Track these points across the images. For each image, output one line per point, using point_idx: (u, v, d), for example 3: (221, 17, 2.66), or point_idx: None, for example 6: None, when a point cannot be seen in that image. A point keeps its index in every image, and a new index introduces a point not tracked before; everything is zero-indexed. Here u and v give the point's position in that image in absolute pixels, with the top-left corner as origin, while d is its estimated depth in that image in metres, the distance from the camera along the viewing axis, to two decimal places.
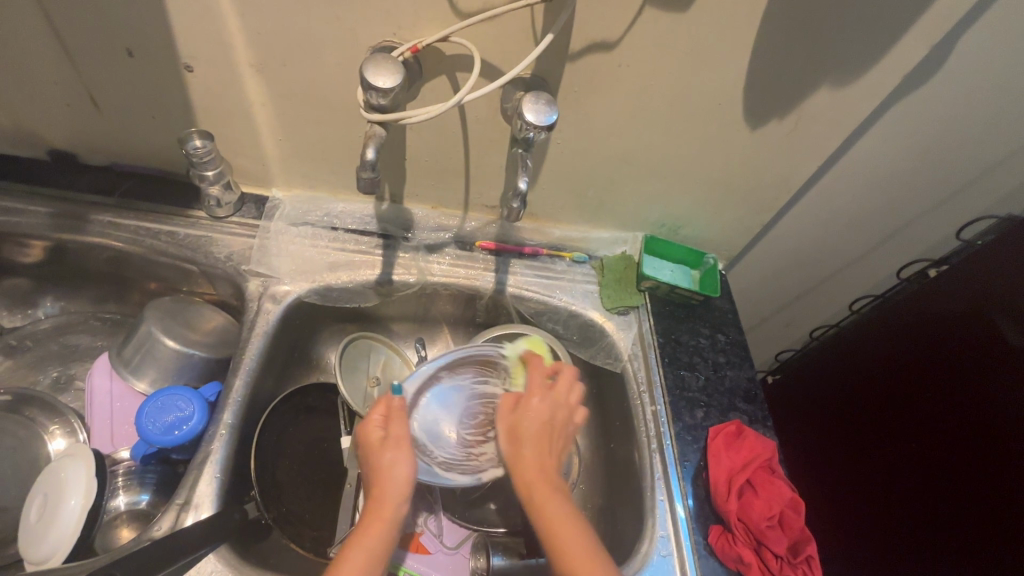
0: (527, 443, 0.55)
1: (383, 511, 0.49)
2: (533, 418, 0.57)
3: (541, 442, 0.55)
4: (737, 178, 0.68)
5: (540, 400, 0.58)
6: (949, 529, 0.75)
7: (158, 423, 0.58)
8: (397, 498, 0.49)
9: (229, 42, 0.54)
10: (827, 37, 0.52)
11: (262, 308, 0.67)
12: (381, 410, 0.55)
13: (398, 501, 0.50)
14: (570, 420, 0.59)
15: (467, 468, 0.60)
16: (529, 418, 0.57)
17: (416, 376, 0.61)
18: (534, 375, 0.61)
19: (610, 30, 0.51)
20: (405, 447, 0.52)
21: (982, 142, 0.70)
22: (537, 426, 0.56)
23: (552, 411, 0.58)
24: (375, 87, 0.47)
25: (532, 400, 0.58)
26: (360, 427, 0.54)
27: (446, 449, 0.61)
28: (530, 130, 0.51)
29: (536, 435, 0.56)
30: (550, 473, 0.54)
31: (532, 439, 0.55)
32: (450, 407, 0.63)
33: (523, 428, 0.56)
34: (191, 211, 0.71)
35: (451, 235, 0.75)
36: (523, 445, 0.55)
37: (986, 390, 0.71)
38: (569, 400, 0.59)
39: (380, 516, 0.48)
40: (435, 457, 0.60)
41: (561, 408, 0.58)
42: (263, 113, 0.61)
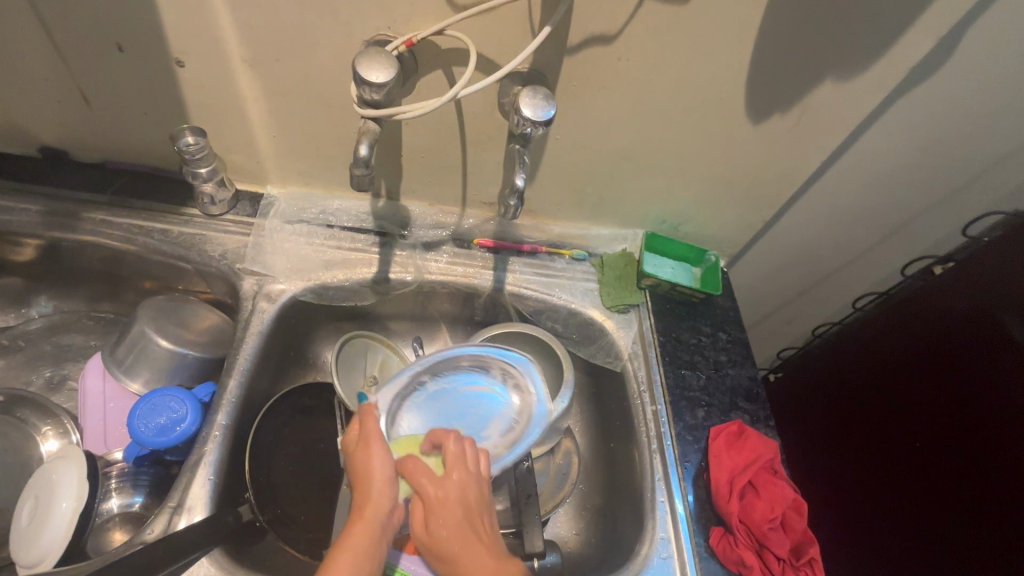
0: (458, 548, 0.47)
1: (365, 511, 0.48)
2: (450, 517, 0.49)
3: (469, 540, 0.48)
4: (739, 174, 0.67)
5: (442, 493, 0.50)
6: (953, 530, 0.74)
7: (150, 425, 0.57)
8: (377, 497, 0.49)
9: (220, 37, 0.53)
10: (832, 30, 0.51)
11: (256, 307, 0.66)
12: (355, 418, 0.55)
13: (379, 500, 0.49)
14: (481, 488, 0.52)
15: None
16: (444, 522, 0.48)
17: (393, 385, 0.58)
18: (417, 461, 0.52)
19: (609, 24, 0.50)
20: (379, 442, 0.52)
21: (990, 137, 0.69)
22: (455, 523, 0.49)
23: (461, 493, 0.51)
24: (369, 82, 0.46)
25: (436, 497, 0.49)
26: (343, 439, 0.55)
27: None
28: (527, 126, 0.50)
29: (462, 534, 0.48)
30: (495, 563, 0.47)
31: (460, 541, 0.48)
32: (438, 404, 0.61)
33: (446, 542, 0.47)
34: (184, 209, 0.70)
35: (449, 233, 0.74)
36: (457, 554, 0.47)
37: (991, 390, 0.70)
38: (468, 472, 0.52)
39: (360, 516, 0.48)
40: None
41: (470, 485, 0.51)
42: (256, 108, 0.60)
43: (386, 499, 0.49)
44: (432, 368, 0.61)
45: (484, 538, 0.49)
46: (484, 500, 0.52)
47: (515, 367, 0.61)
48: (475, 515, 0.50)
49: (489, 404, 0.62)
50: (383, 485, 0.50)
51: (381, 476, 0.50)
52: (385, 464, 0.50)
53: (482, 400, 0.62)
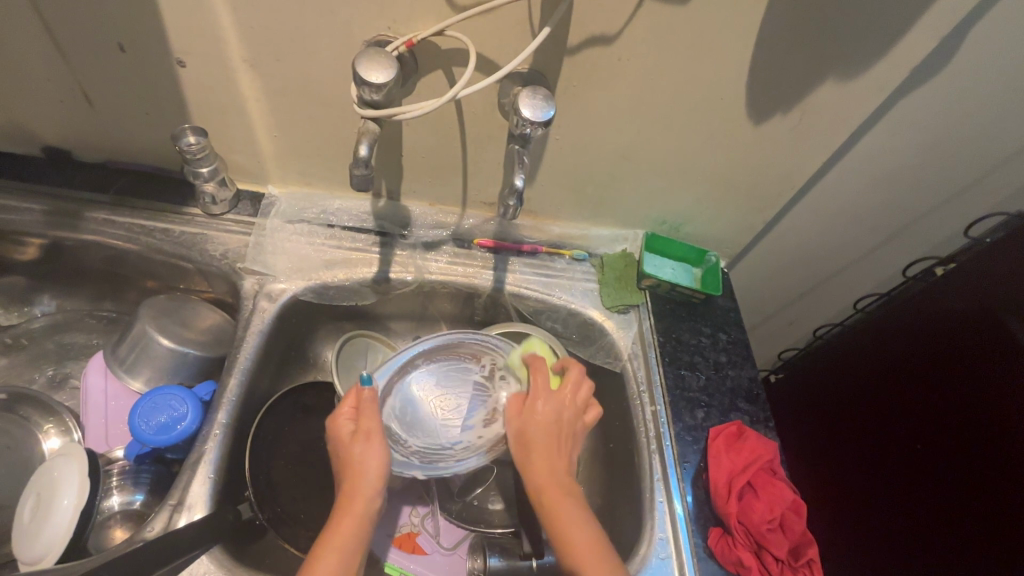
0: (538, 451, 0.55)
1: (354, 507, 0.49)
2: (546, 425, 0.56)
3: (551, 448, 0.55)
4: (739, 175, 0.67)
5: (545, 404, 0.57)
6: (951, 531, 0.74)
7: (151, 423, 0.57)
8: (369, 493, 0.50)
9: (222, 37, 0.53)
10: (832, 30, 0.51)
11: (257, 307, 0.67)
12: (350, 401, 0.55)
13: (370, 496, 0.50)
14: (579, 421, 0.58)
15: (443, 459, 0.59)
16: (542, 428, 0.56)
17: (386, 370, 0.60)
18: (538, 375, 0.59)
19: (609, 24, 0.50)
20: (376, 438, 0.52)
21: (991, 137, 0.68)
22: (548, 433, 0.56)
23: (561, 414, 0.57)
24: (368, 82, 0.47)
25: (538, 404, 0.57)
26: (331, 420, 0.55)
27: (421, 437, 0.59)
28: (526, 126, 0.50)
29: (551, 444, 0.55)
30: (565, 478, 0.54)
31: (544, 446, 0.55)
32: (427, 391, 0.62)
33: (533, 438, 0.55)
34: (186, 209, 0.70)
35: (449, 233, 0.75)
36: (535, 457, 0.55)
37: (991, 391, 0.70)
38: (575, 403, 0.58)
39: (351, 511, 0.49)
40: (410, 446, 0.58)
41: (570, 416, 0.58)
42: (258, 108, 0.60)
43: (373, 498, 0.50)
44: (426, 354, 0.62)
45: (566, 456, 0.55)
46: (577, 425, 0.58)
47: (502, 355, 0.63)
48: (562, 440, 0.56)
49: (478, 396, 0.62)
50: (376, 480, 0.51)
51: (373, 472, 0.51)
52: (381, 457, 0.52)
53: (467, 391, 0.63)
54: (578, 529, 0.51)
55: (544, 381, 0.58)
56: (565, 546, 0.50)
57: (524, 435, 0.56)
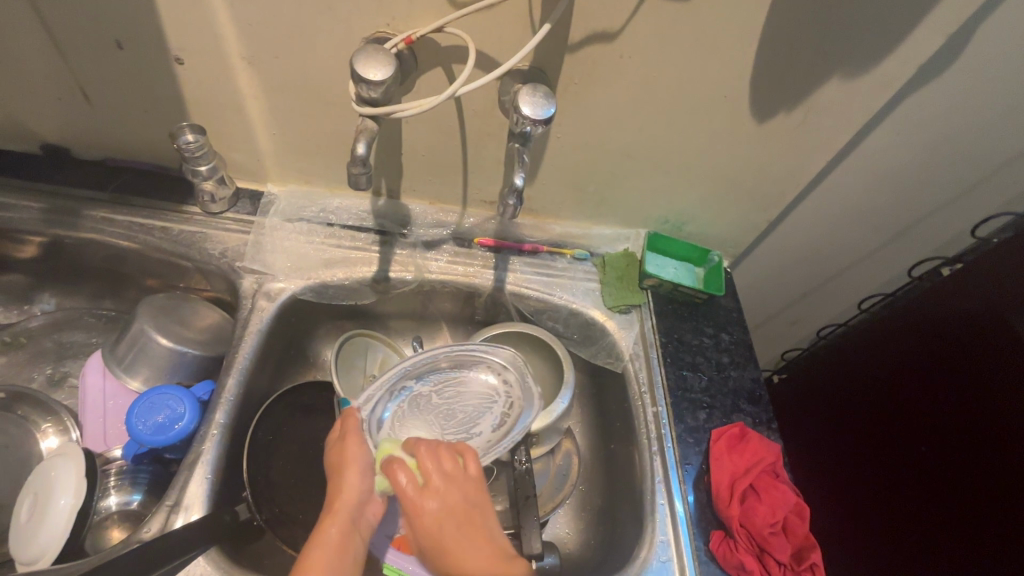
0: (451, 548, 0.46)
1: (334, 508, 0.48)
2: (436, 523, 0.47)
3: (460, 542, 0.46)
4: (742, 174, 0.66)
5: (430, 503, 0.48)
6: (957, 536, 0.73)
7: (149, 423, 0.57)
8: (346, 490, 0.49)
9: (220, 34, 0.52)
10: (838, 27, 0.50)
11: (256, 306, 0.66)
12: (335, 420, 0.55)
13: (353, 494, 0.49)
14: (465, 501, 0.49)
15: None
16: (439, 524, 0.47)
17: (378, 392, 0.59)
18: (401, 474, 0.49)
19: (610, 21, 0.50)
20: (357, 437, 0.53)
21: (1000, 136, 0.67)
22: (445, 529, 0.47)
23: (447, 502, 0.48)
24: (366, 80, 0.46)
25: (426, 503, 0.48)
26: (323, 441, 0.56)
27: None
28: (526, 124, 0.50)
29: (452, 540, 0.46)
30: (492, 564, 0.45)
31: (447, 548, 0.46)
32: (425, 409, 0.62)
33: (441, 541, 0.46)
34: (185, 207, 0.70)
35: (450, 232, 0.74)
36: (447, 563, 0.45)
37: (996, 392, 0.69)
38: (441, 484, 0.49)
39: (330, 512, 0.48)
40: None
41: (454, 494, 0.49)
42: (256, 106, 0.60)
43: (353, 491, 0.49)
44: (417, 373, 0.62)
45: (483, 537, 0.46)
46: (475, 500, 0.49)
47: (494, 360, 0.63)
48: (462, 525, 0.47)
49: (480, 405, 0.63)
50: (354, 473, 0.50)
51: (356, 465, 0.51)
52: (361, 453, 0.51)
53: (468, 400, 0.63)
54: None
55: (406, 479, 0.49)
56: None
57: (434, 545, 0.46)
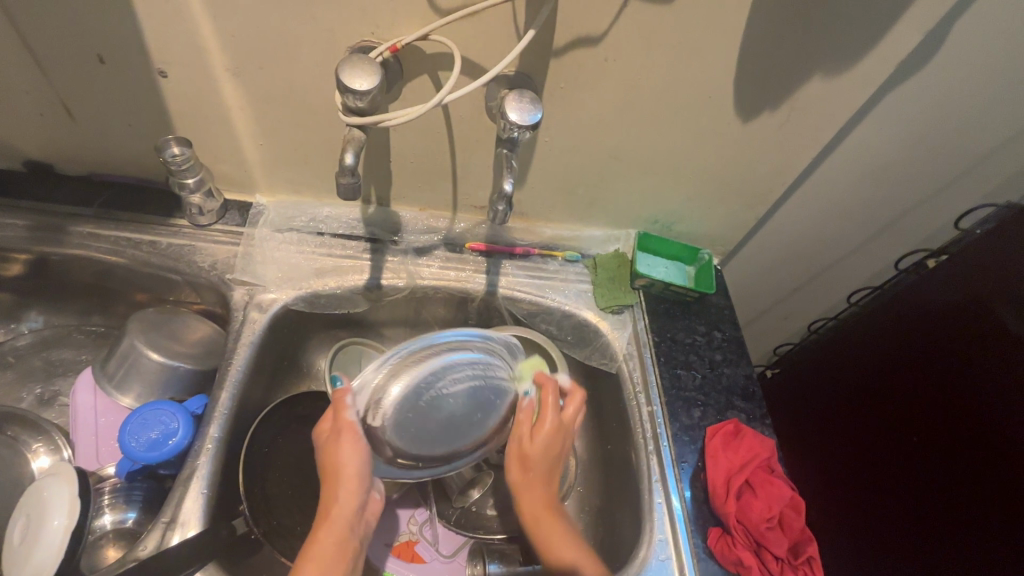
0: (539, 473, 0.57)
1: (330, 514, 0.50)
2: (550, 441, 0.58)
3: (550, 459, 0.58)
4: (729, 173, 0.67)
5: (552, 420, 0.58)
6: (949, 524, 0.74)
7: (142, 439, 0.56)
8: (349, 497, 0.51)
9: (204, 47, 0.52)
10: (818, 26, 0.51)
11: (247, 317, 0.66)
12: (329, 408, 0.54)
13: (350, 488, 0.51)
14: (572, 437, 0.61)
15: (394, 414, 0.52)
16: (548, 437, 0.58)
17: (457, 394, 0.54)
18: (546, 390, 0.59)
19: (595, 25, 0.50)
20: (348, 438, 0.51)
21: (978, 130, 0.69)
22: (548, 448, 0.57)
23: (564, 430, 0.59)
24: (352, 90, 0.46)
25: (546, 420, 0.58)
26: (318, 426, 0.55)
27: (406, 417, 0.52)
28: (514, 130, 0.50)
29: (548, 465, 0.58)
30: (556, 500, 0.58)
31: (542, 466, 0.57)
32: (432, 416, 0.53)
33: (538, 462, 0.57)
34: (173, 220, 0.69)
35: (441, 237, 0.74)
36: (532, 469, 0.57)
37: (983, 381, 0.70)
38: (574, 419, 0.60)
39: (327, 514, 0.50)
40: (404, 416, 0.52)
41: (572, 429, 0.60)
42: (242, 118, 0.60)
43: (356, 498, 0.51)
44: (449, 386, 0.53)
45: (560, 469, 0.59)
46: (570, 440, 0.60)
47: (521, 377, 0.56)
48: (563, 455, 0.59)
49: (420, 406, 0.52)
50: (350, 483, 0.51)
51: (356, 471, 0.51)
52: (356, 463, 0.51)
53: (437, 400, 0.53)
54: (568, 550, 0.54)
55: (553, 396, 0.59)
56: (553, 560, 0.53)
57: (519, 445, 0.58)
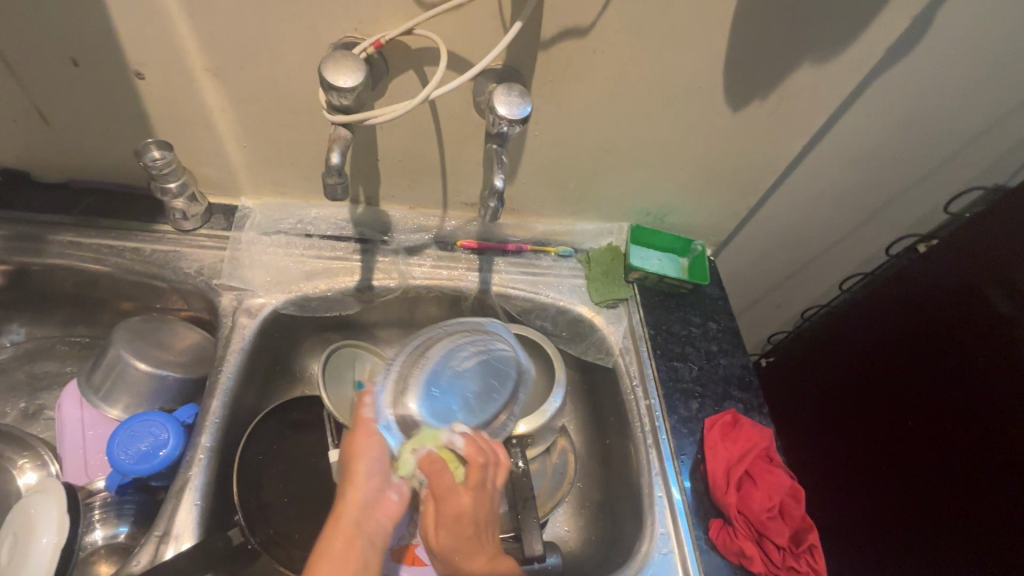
0: (462, 560, 0.50)
1: (343, 508, 0.51)
2: (455, 526, 0.51)
3: (466, 543, 0.50)
4: (721, 162, 0.66)
5: (458, 498, 0.51)
6: (946, 507, 0.74)
7: (131, 452, 0.55)
8: (365, 491, 0.52)
9: (182, 47, 0.51)
10: (808, 12, 0.50)
11: (236, 323, 0.64)
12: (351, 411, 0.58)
13: (366, 480, 0.53)
14: (490, 505, 0.53)
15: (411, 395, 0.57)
16: (451, 523, 0.51)
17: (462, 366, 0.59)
18: (440, 467, 0.52)
19: (583, 15, 0.49)
20: (365, 431, 0.55)
21: (964, 113, 0.69)
22: (456, 535, 0.50)
23: (472, 506, 0.52)
24: (336, 87, 0.45)
25: (450, 501, 0.51)
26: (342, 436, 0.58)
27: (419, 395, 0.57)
28: (503, 125, 0.49)
29: (467, 551, 0.50)
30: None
31: (462, 557, 0.50)
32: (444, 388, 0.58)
33: (455, 551, 0.50)
34: (157, 226, 0.67)
35: (432, 236, 0.73)
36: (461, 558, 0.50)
37: (976, 362, 0.71)
38: (484, 484, 0.53)
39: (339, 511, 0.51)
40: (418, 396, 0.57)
41: (484, 496, 0.53)
42: (224, 119, 0.58)
43: (368, 490, 0.52)
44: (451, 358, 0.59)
45: (490, 545, 0.52)
46: (486, 512, 0.53)
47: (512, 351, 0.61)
48: (485, 528, 0.52)
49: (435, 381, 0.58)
50: (366, 474, 0.53)
51: (367, 468, 0.53)
52: (375, 454, 0.54)
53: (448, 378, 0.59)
54: None
55: (444, 472, 0.51)
56: None
57: (430, 542, 0.51)
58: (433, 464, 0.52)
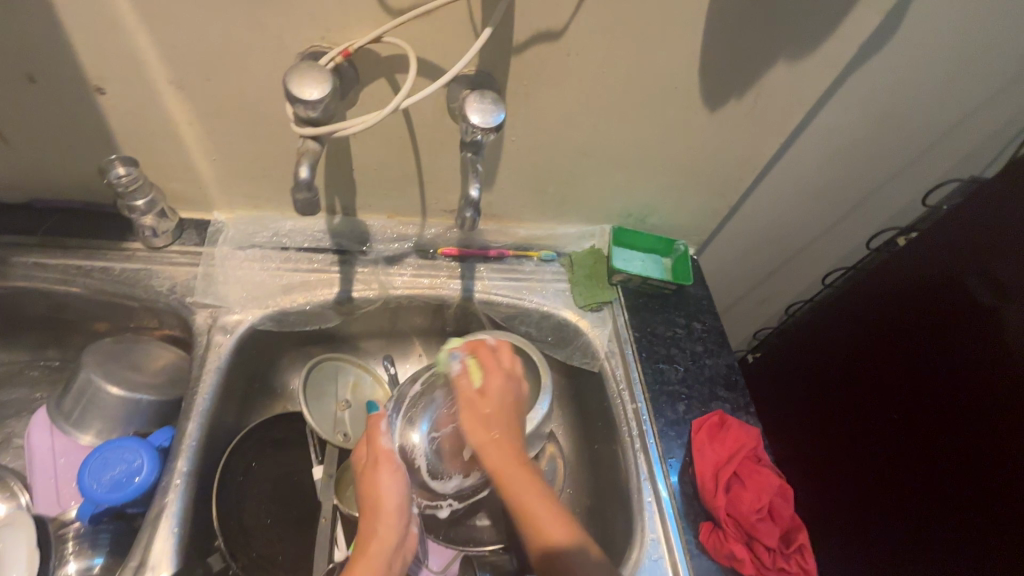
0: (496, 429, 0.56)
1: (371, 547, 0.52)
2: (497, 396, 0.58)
3: (501, 415, 0.57)
4: (701, 161, 0.66)
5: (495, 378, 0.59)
6: (935, 498, 0.74)
7: (104, 480, 0.54)
8: (394, 525, 0.54)
9: (143, 60, 0.49)
10: (781, 11, 0.50)
11: (212, 341, 0.63)
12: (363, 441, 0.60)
13: (391, 517, 0.55)
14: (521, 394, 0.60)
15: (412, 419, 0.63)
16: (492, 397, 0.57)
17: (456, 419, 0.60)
18: (484, 356, 0.60)
19: (555, 18, 0.48)
20: (388, 467, 0.57)
21: (939, 106, 0.69)
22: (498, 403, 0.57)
23: (507, 387, 0.59)
24: (302, 99, 0.43)
25: (490, 381, 0.58)
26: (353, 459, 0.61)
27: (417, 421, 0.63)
28: (477, 133, 0.48)
29: (503, 421, 0.57)
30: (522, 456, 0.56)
31: (497, 424, 0.56)
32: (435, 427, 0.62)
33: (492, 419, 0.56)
34: (126, 243, 0.65)
35: (412, 245, 0.72)
36: (490, 425, 0.56)
37: (958, 353, 0.71)
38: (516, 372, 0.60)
39: (367, 547, 0.53)
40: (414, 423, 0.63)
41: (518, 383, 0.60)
42: (192, 132, 0.57)
43: (395, 531, 0.54)
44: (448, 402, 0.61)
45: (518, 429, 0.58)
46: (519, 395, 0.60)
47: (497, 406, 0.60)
48: (516, 409, 0.58)
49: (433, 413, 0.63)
50: (391, 510, 0.55)
51: (393, 502, 0.55)
52: (396, 488, 0.56)
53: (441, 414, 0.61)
54: (541, 497, 0.53)
55: (488, 354, 0.60)
56: (531, 512, 0.52)
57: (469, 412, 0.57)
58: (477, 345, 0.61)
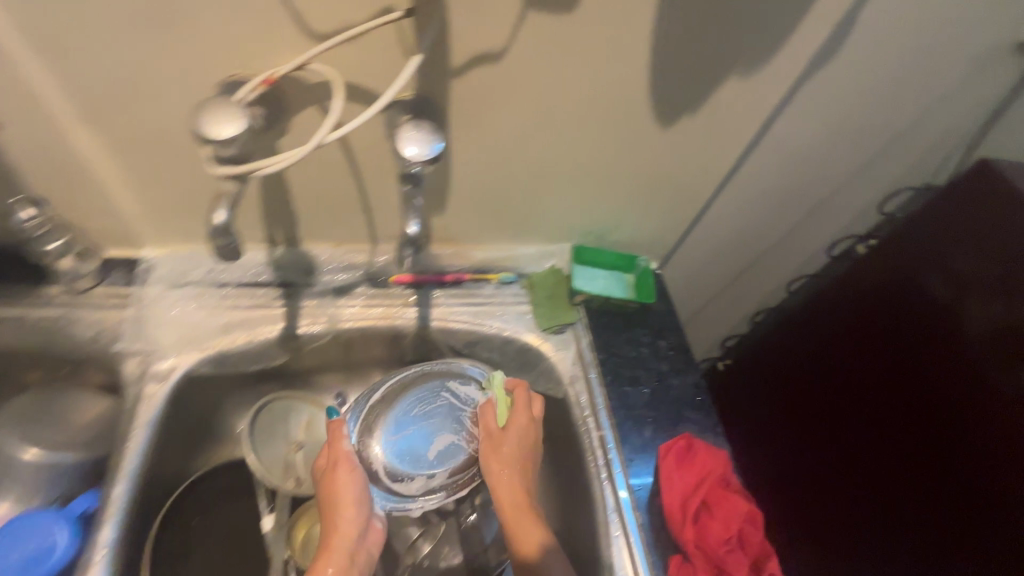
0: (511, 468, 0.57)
1: (334, 543, 0.52)
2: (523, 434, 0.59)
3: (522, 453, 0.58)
4: (657, 177, 0.64)
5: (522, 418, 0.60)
6: (909, 504, 0.72)
7: (12, 558, 0.51)
8: (355, 520, 0.53)
9: (40, 95, 0.45)
10: (727, 27, 0.48)
11: (143, 392, 0.58)
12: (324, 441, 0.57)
13: (351, 513, 0.53)
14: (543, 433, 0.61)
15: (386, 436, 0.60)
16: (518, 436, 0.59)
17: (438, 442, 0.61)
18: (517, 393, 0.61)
19: (493, 40, 0.46)
20: (346, 465, 0.55)
21: (891, 113, 0.69)
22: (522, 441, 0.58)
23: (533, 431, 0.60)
24: (213, 138, 0.39)
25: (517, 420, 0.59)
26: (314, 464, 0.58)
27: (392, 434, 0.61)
28: (414, 166, 0.44)
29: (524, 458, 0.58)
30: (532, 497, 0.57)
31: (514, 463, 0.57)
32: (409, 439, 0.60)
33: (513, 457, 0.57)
34: (41, 287, 0.59)
35: (362, 273, 0.68)
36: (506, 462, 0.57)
37: (921, 352, 0.70)
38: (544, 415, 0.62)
39: (329, 546, 0.52)
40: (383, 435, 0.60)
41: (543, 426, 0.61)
42: (107, 167, 0.52)
43: (356, 525, 0.53)
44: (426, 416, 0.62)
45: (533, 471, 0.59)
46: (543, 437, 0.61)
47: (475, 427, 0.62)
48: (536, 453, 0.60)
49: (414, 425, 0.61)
50: (350, 508, 0.53)
51: (350, 500, 0.54)
52: (355, 488, 0.54)
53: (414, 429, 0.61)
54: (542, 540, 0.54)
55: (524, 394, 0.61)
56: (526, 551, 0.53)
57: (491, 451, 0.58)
58: (517, 385, 0.62)
